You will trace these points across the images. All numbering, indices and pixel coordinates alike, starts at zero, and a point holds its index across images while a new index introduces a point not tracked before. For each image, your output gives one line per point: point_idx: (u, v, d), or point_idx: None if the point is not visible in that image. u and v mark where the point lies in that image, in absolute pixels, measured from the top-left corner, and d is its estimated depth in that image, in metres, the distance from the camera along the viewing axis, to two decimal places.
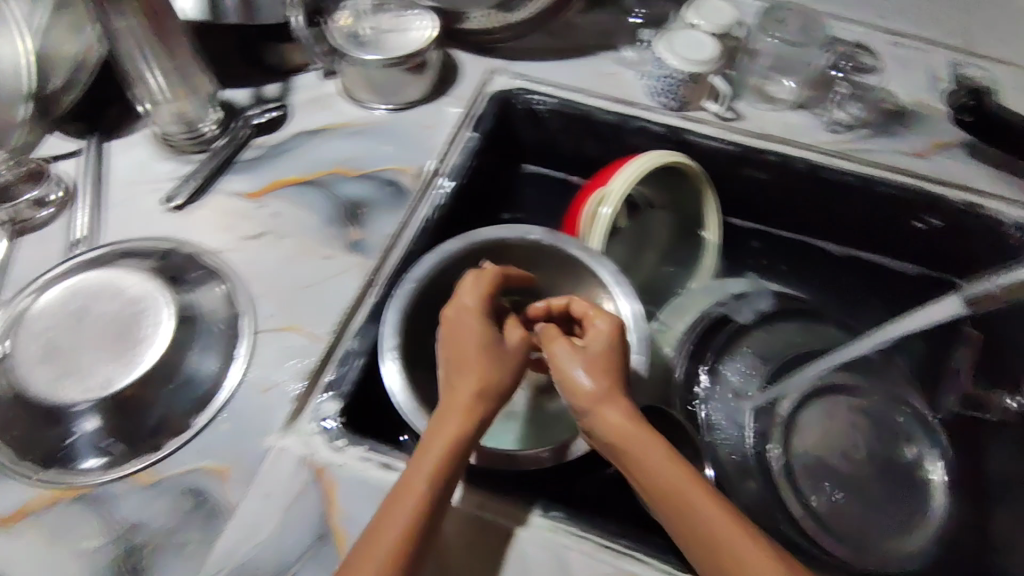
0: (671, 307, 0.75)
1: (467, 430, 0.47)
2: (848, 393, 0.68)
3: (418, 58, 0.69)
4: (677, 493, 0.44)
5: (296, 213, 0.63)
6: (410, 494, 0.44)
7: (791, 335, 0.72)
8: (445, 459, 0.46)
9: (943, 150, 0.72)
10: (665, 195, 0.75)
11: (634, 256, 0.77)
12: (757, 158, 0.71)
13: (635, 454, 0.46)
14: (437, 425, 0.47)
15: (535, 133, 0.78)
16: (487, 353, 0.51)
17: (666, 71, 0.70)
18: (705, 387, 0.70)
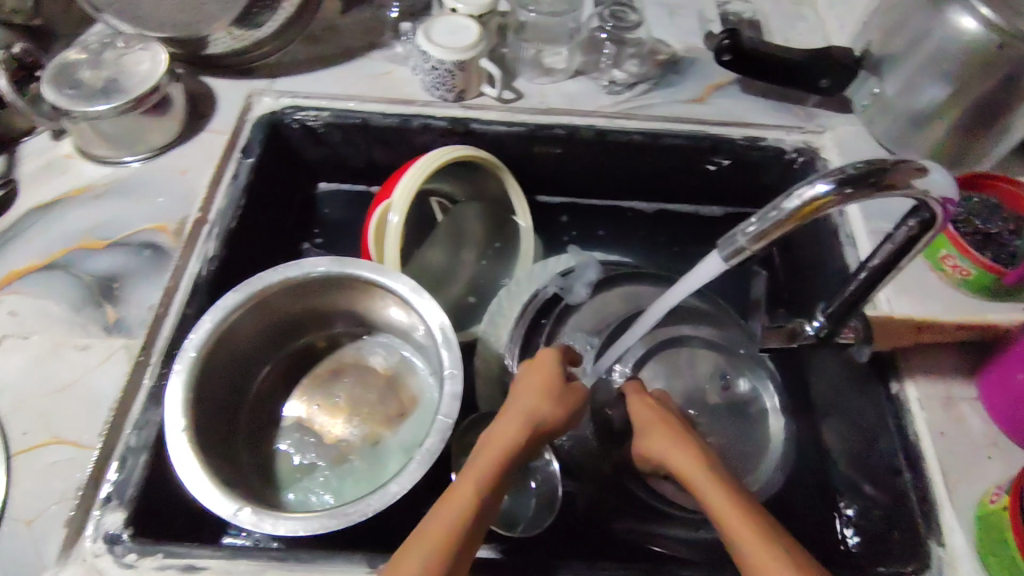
0: (497, 301, 0.70)
1: (496, 467, 0.45)
2: (688, 346, 0.65)
3: (154, 95, 0.61)
4: (716, 512, 0.42)
5: (40, 305, 0.56)
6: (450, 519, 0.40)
7: (621, 299, 0.68)
8: (481, 495, 0.43)
9: (719, 92, 0.74)
10: (467, 189, 0.72)
11: (452, 260, 0.73)
12: (546, 135, 0.69)
13: (693, 477, 0.46)
14: (490, 456, 0.45)
15: (318, 151, 0.72)
16: (540, 397, 0.50)
17: (432, 64, 0.66)
18: None
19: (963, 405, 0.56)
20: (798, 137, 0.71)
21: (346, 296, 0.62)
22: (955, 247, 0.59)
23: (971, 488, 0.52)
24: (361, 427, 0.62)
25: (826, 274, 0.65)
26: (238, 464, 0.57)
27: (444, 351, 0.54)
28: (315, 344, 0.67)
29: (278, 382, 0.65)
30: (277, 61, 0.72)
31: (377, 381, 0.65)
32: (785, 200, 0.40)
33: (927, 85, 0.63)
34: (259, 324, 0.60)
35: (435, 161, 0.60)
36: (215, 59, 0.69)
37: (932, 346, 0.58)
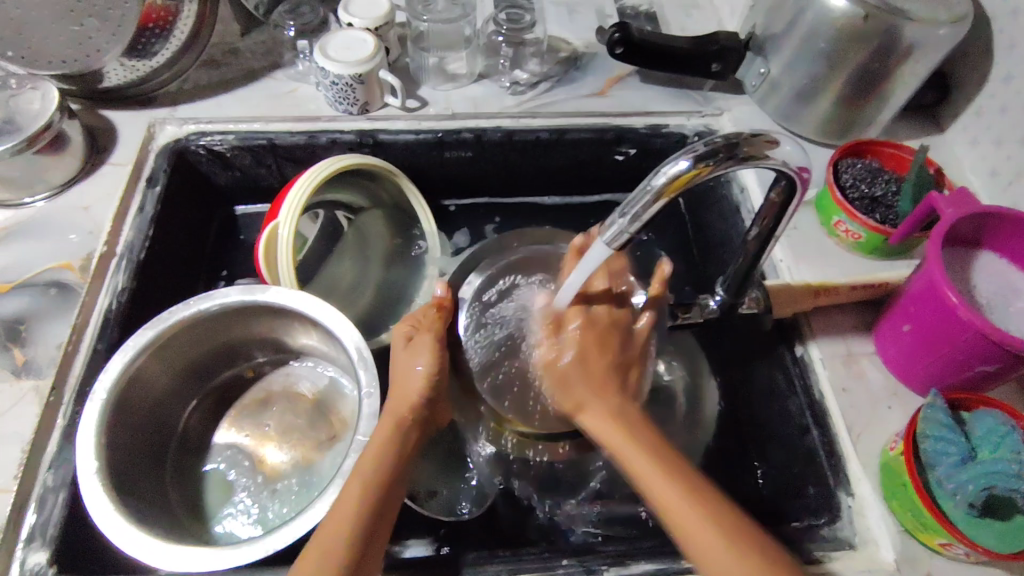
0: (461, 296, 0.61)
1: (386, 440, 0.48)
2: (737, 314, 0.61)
3: (48, 131, 0.60)
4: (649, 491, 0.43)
5: None
6: (331, 544, 0.42)
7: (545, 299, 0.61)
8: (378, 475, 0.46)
9: (619, 84, 0.76)
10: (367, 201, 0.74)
11: (357, 273, 0.73)
12: (454, 139, 0.71)
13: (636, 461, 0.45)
14: (368, 458, 0.47)
15: (230, 175, 0.72)
16: (422, 380, 0.52)
17: (331, 79, 0.67)
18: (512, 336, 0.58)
19: (864, 360, 0.59)
20: (698, 121, 0.73)
21: (262, 324, 0.62)
22: (844, 212, 0.62)
23: (875, 438, 0.55)
24: (289, 452, 0.61)
25: (731, 246, 0.68)
26: (166, 505, 0.57)
27: (361, 372, 0.53)
28: (242, 374, 0.67)
29: (205, 415, 0.64)
30: (179, 88, 0.72)
31: (305, 408, 0.64)
32: (652, 178, 0.41)
33: (807, 61, 0.66)
34: (174, 361, 0.59)
35: (324, 171, 0.62)
36: (112, 91, 0.69)
37: (831, 306, 0.61)
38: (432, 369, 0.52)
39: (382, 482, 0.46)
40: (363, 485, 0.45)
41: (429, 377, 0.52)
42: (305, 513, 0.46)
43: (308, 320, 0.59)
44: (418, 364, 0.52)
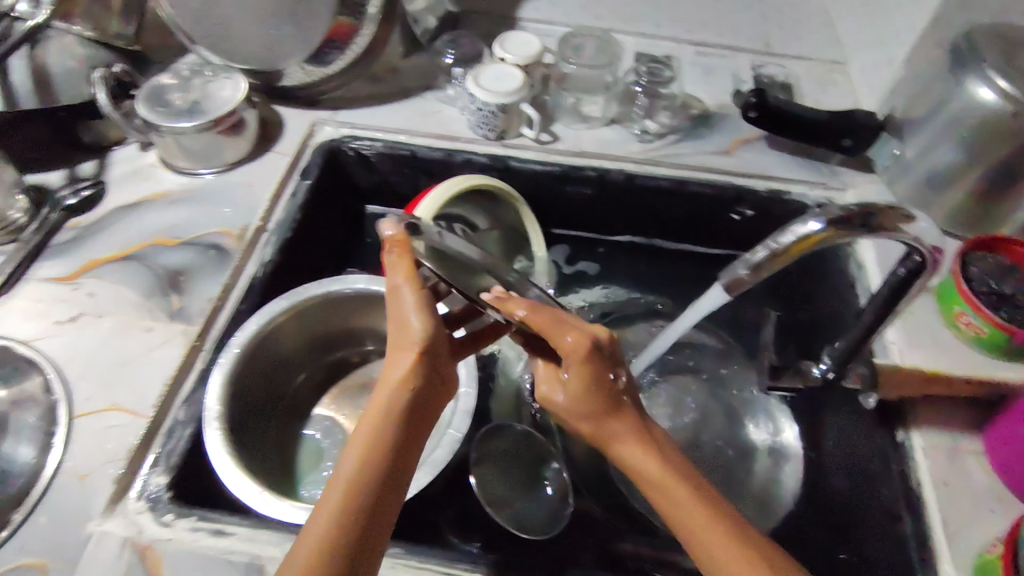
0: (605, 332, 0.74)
1: (400, 400, 0.44)
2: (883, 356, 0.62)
3: (232, 118, 0.69)
4: (671, 514, 0.42)
5: (116, 290, 0.62)
6: (320, 528, 0.38)
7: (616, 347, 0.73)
8: (381, 433, 0.42)
9: (746, 145, 0.78)
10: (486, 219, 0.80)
11: None
12: (578, 175, 0.75)
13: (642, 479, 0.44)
14: (380, 418, 0.43)
15: (371, 177, 0.79)
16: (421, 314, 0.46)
17: (477, 105, 0.73)
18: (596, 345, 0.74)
19: (969, 458, 0.56)
20: (822, 193, 0.74)
21: (376, 312, 0.68)
22: (968, 304, 0.60)
23: (973, 539, 0.52)
24: None
25: (842, 323, 0.67)
26: (268, 464, 0.61)
27: None
28: (349, 358, 0.72)
29: (313, 387, 0.70)
30: (341, 96, 0.80)
31: None
32: (781, 236, 0.43)
33: (944, 149, 0.66)
34: (301, 332, 0.66)
35: (454, 188, 0.67)
36: (286, 91, 0.78)
37: (940, 398, 0.59)
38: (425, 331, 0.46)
39: (384, 449, 0.42)
40: (364, 454, 0.41)
41: (419, 344, 0.46)
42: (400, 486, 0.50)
43: None
44: (413, 318, 0.46)
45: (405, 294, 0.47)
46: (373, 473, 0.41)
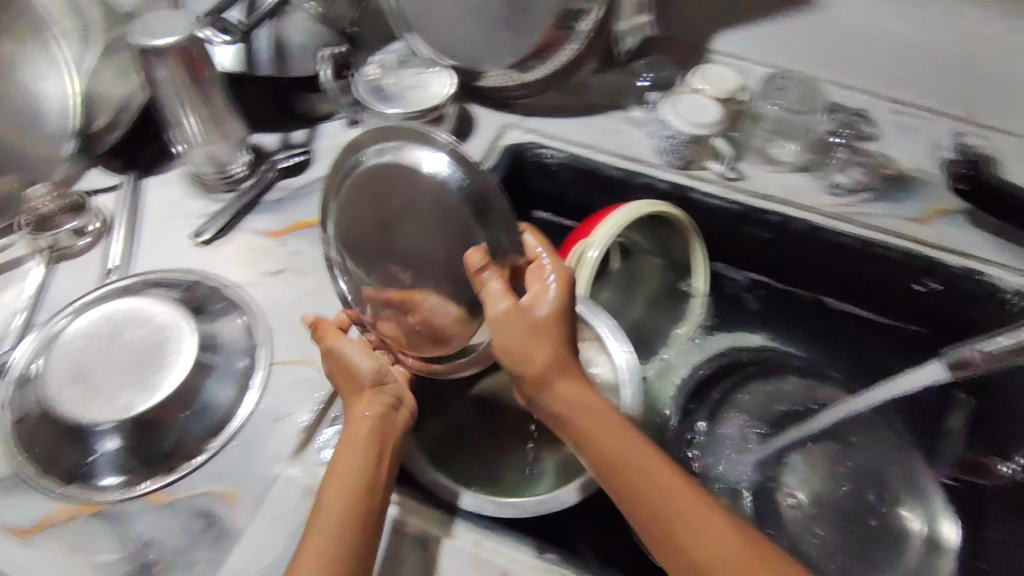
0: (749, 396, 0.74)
1: (357, 438, 0.50)
2: None
3: (435, 112, 0.73)
4: (664, 512, 0.45)
5: (315, 253, 0.67)
6: (325, 537, 0.44)
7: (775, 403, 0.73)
8: (360, 456, 0.49)
9: (943, 216, 0.73)
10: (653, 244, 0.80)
11: (621, 303, 0.80)
12: (759, 218, 0.74)
13: (635, 472, 0.46)
14: (347, 451, 0.49)
15: (547, 184, 0.81)
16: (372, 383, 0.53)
17: (670, 132, 0.74)
18: (740, 406, 0.74)
19: None
20: None
21: None
22: None
23: None
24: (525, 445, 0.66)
25: None
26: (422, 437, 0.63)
27: (628, 390, 0.58)
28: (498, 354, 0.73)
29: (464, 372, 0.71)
30: (532, 102, 0.82)
31: None
32: None
33: None
34: None
35: (640, 209, 0.69)
36: (482, 90, 0.82)
37: None
38: (371, 371, 0.53)
39: (359, 469, 0.48)
40: (343, 479, 0.47)
41: (367, 382, 0.53)
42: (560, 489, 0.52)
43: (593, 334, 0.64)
44: (358, 359, 0.54)
45: (350, 349, 0.54)
46: (350, 494, 0.46)
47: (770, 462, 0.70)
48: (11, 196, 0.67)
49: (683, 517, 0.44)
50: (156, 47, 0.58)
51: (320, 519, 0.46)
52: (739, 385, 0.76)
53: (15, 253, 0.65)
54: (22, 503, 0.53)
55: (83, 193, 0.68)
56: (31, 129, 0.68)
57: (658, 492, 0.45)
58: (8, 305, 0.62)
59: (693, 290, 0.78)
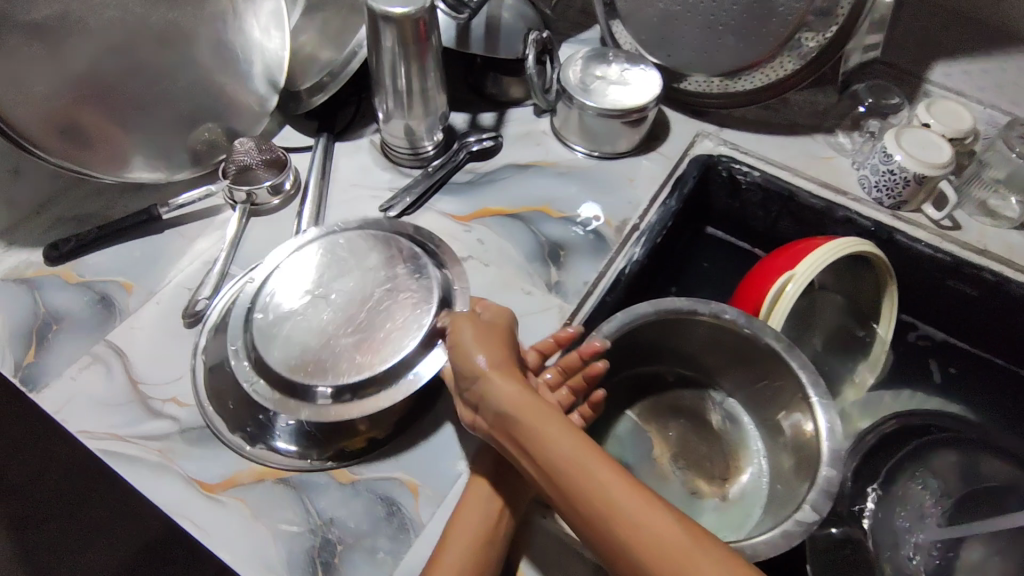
0: (940, 465, 0.66)
1: (484, 499, 0.46)
2: None
3: (638, 114, 0.69)
4: (655, 547, 0.37)
5: (501, 244, 0.65)
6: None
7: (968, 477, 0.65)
8: (486, 515, 0.45)
9: None
10: (844, 280, 0.71)
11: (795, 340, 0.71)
12: (970, 274, 0.67)
13: (589, 485, 0.40)
14: (467, 505, 0.46)
15: (729, 203, 0.77)
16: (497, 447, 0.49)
17: (890, 167, 0.67)
18: (924, 478, 0.65)
19: None
20: None
21: (718, 349, 0.65)
22: None
23: None
24: (687, 475, 0.64)
25: None
26: None
27: (826, 444, 0.53)
28: (662, 376, 0.70)
29: (627, 388, 0.69)
30: (729, 114, 0.78)
31: (709, 434, 0.67)
32: None
33: None
34: (639, 343, 0.65)
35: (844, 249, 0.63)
36: (679, 94, 0.78)
37: None
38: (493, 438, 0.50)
39: (482, 530, 0.45)
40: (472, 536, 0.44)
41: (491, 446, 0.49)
42: (754, 540, 0.48)
43: (790, 377, 0.59)
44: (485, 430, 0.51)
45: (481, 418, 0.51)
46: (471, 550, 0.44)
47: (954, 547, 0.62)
48: (213, 144, 0.68)
49: (643, 515, 0.38)
50: (390, 13, 0.57)
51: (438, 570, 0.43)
52: (930, 449, 0.66)
53: (213, 203, 0.66)
54: (205, 458, 0.51)
55: (281, 150, 0.68)
56: (242, 79, 0.67)
57: (608, 502, 0.39)
58: (203, 253, 0.63)
59: (877, 336, 0.72)
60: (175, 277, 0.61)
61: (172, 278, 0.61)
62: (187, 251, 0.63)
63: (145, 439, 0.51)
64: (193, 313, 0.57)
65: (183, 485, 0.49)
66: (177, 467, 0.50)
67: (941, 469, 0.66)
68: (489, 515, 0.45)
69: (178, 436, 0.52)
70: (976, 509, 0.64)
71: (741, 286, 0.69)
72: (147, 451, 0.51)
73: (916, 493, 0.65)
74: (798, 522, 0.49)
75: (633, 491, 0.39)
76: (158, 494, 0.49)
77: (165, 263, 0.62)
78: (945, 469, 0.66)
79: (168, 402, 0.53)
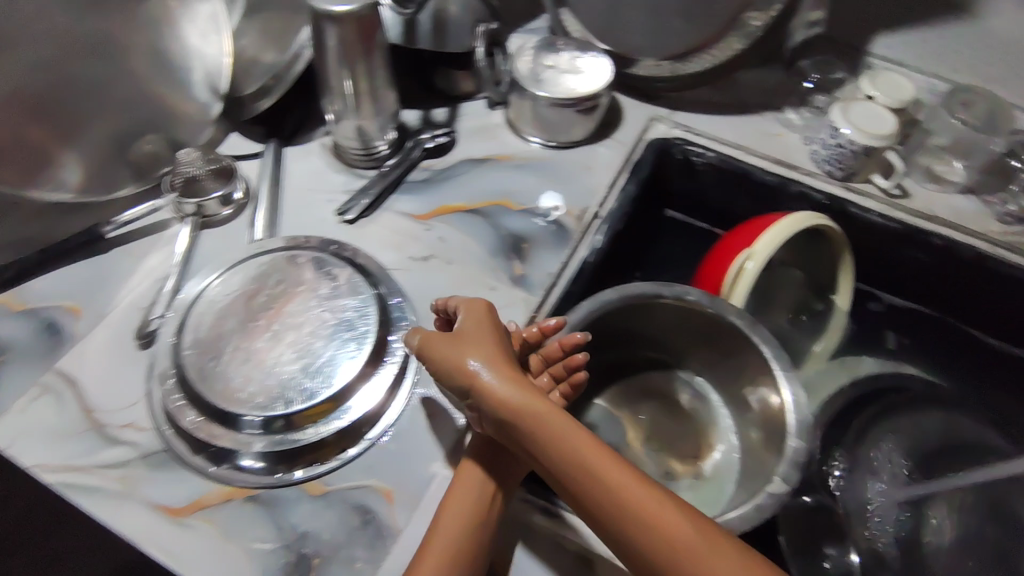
0: (904, 427, 0.68)
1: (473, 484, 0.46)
2: None
3: (590, 102, 0.69)
4: (671, 547, 0.38)
5: (463, 242, 0.63)
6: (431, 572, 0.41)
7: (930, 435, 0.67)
8: (478, 502, 0.45)
9: None
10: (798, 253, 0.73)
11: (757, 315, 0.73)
12: (923, 240, 0.69)
13: (605, 488, 0.40)
14: (458, 492, 0.46)
15: (687, 185, 0.77)
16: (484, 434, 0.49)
17: (839, 141, 0.69)
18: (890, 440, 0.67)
19: None
20: None
21: (684, 330, 0.66)
22: None
23: None
24: (662, 457, 0.64)
25: None
26: None
27: (793, 416, 0.54)
28: (629, 361, 0.70)
29: (597, 375, 0.69)
30: (681, 96, 0.78)
31: (679, 414, 0.68)
32: None
33: None
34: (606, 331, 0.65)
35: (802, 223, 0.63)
36: (630, 78, 0.78)
37: None
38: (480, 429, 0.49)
39: (476, 516, 0.44)
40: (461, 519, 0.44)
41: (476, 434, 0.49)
42: (729, 516, 0.49)
43: (753, 353, 0.60)
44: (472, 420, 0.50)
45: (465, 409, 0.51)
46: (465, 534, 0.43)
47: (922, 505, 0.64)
48: (155, 156, 0.65)
49: (665, 515, 0.39)
50: (335, 13, 0.55)
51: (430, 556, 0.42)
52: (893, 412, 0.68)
53: (160, 217, 0.64)
54: (168, 482, 0.49)
55: (228, 159, 0.66)
56: (182, 88, 0.65)
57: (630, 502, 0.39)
58: (154, 270, 0.60)
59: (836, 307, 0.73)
60: (125, 297, 0.59)
61: (122, 298, 0.59)
62: (136, 269, 0.60)
63: (105, 468, 0.49)
64: (147, 334, 0.55)
65: (148, 512, 0.48)
66: (141, 494, 0.48)
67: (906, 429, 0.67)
68: (485, 501, 0.45)
69: (139, 462, 0.50)
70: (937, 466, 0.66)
71: (703, 267, 0.70)
72: (108, 481, 0.49)
73: (883, 454, 0.66)
74: (772, 495, 0.49)
75: (650, 493, 0.40)
76: (123, 523, 0.47)
77: (113, 283, 0.60)
78: (909, 430, 0.67)
79: (126, 428, 0.51)
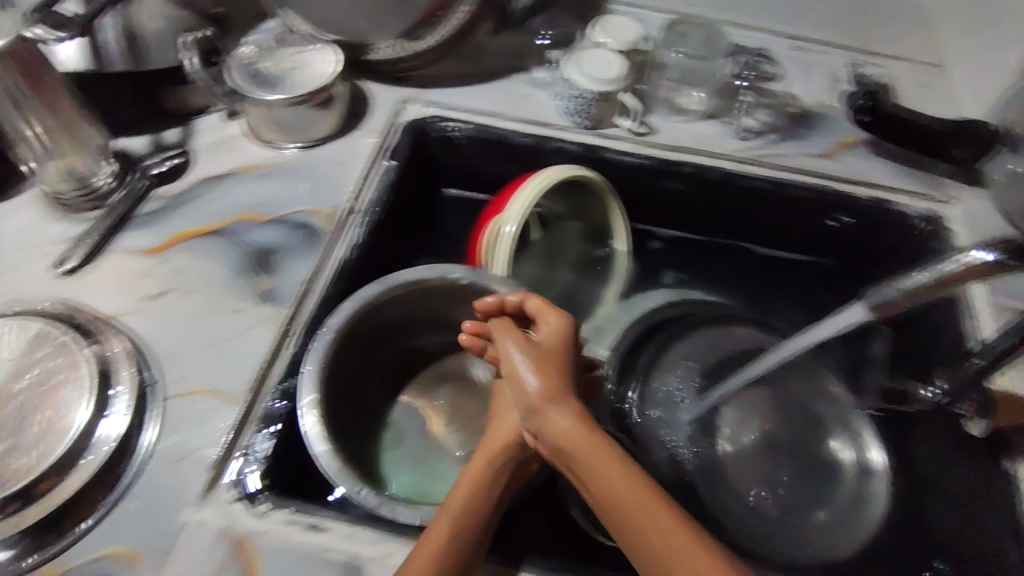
0: (686, 344, 0.71)
1: (485, 482, 0.48)
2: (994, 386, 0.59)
3: (324, 94, 0.66)
4: (652, 538, 0.39)
5: (203, 267, 0.60)
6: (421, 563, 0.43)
7: (710, 342, 0.71)
8: (465, 502, 0.46)
9: (848, 150, 0.75)
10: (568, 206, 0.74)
11: (542, 275, 0.74)
12: (674, 171, 0.72)
13: (626, 486, 0.42)
14: (464, 488, 0.47)
15: (454, 161, 0.76)
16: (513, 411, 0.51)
17: (575, 92, 0.70)
18: (676, 359, 0.71)
19: None
20: (925, 206, 0.71)
21: (460, 308, 0.65)
22: None
23: None
24: (464, 438, 0.63)
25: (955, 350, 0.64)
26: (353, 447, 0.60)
27: None
28: (418, 350, 0.69)
29: (389, 371, 0.67)
30: (427, 73, 0.77)
31: (476, 391, 0.67)
32: (946, 261, 0.41)
33: None
34: (380, 324, 0.63)
35: (552, 176, 0.64)
36: (371, 65, 0.75)
37: None
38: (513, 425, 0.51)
39: (476, 508, 0.46)
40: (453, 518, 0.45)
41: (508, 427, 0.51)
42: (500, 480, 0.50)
43: None
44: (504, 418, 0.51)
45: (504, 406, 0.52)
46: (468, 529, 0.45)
47: (705, 414, 0.68)
48: None
49: (648, 507, 0.40)
50: None
51: (433, 542, 0.44)
52: (673, 331, 0.72)
53: None
54: None
55: None
56: None
57: (632, 497, 0.41)
58: None
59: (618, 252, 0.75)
60: None
61: None
62: None
63: None
64: None
65: None
66: None
67: (691, 345, 0.71)
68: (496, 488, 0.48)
69: None
70: (718, 369, 0.70)
71: (473, 240, 0.69)
72: None
73: (669, 373, 0.70)
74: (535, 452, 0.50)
75: (651, 491, 0.41)
76: None
77: None
78: (692, 345, 0.71)
79: None
